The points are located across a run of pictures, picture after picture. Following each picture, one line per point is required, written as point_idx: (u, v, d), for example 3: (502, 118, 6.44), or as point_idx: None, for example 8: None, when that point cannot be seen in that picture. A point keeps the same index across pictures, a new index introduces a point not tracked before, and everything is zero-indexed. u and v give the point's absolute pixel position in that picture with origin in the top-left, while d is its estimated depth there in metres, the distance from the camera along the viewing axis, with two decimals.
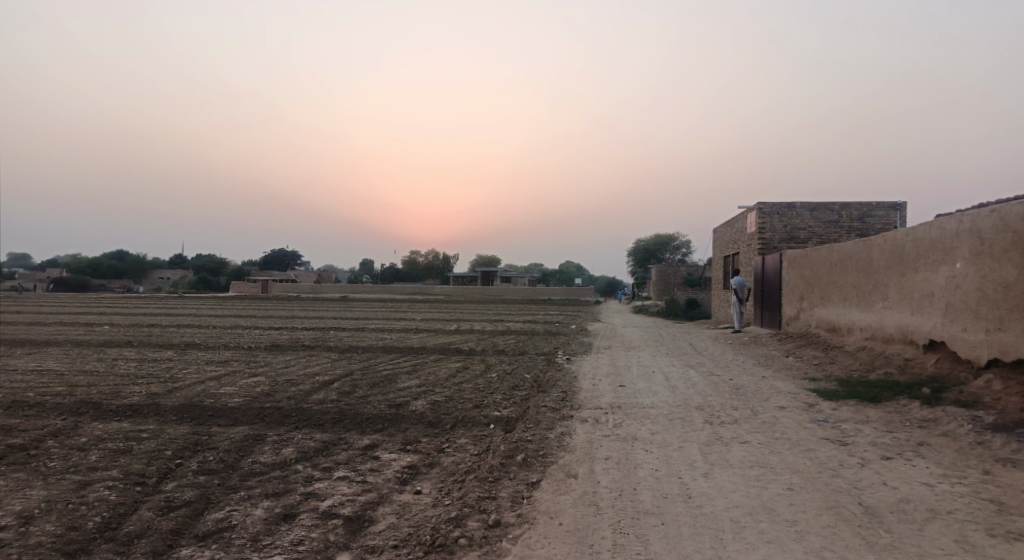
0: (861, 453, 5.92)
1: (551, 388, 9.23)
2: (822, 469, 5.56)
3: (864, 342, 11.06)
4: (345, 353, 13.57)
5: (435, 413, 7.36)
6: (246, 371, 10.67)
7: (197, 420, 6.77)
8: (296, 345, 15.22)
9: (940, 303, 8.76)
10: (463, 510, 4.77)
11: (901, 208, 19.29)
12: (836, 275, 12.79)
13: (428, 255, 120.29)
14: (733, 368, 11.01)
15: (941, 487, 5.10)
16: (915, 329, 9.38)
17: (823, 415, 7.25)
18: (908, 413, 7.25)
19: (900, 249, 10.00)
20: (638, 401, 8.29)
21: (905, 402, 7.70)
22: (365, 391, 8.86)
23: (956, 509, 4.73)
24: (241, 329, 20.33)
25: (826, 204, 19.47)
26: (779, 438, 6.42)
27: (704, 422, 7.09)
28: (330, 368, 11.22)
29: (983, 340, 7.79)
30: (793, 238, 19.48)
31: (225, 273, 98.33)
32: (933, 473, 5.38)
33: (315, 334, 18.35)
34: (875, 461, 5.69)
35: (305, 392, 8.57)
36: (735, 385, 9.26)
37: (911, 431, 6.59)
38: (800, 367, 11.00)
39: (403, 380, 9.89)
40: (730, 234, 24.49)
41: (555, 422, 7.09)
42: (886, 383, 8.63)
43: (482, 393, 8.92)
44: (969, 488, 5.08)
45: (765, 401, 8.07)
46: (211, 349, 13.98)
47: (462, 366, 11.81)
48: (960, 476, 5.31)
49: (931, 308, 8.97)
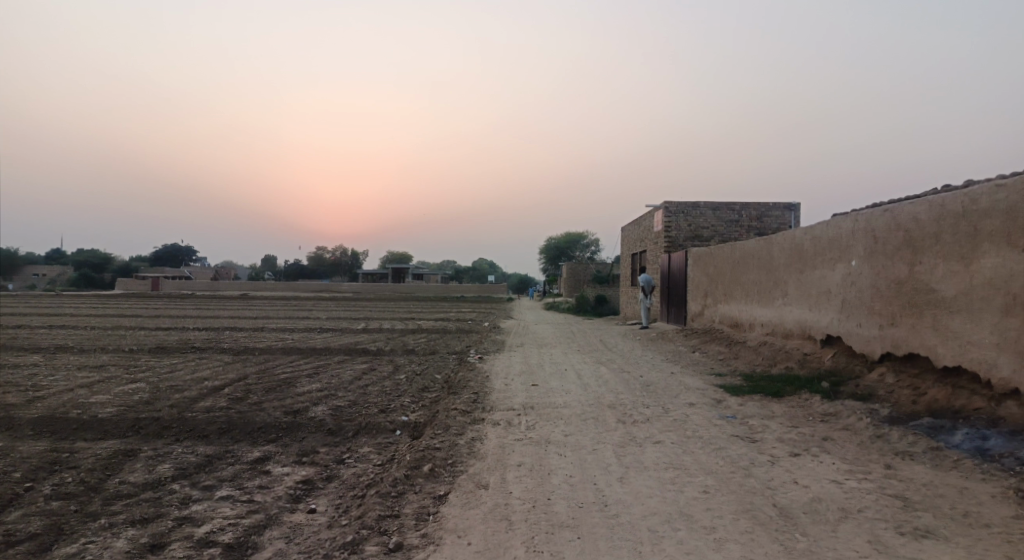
0: (771, 450, 5.97)
1: (461, 389, 8.92)
2: (735, 468, 5.55)
3: (765, 337, 11.42)
4: (241, 355, 12.71)
5: (337, 419, 6.88)
6: (125, 377, 9.71)
7: (60, 435, 5.99)
8: (187, 347, 14.14)
9: (837, 300, 9.10)
10: (361, 533, 4.37)
11: (795, 209, 20.27)
12: (738, 272, 13.16)
13: (334, 251, 116.99)
14: (642, 365, 11.07)
15: (849, 484, 5.19)
16: (813, 324, 9.72)
17: (732, 411, 7.32)
18: (810, 407, 7.44)
19: (799, 247, 10.35)
20: (550, 400, 8.12)
21: (807, 396, 7.93)
22: (260, 397, 8.22)
23: (866, 507, 4.80)
24: (124, 329, 18.76)
25: (728, 204, 20.18)
26: (691, 437, 6.39)
27: (617, 421, 6.99)
28: (223, 371, 10.42)
29: (876, 335, 8.14)
30: (696, 236, 20.05)
31: (111, 269, 91.77)
32: (840, 470, 5.47)
33: (208, 335, 17.16)
34: (785, 459, 5.74)
35: (191, 400, 7.85)
36: (645, 382, 9.28)
37: (815, 425, 6.75)
38: (706, 362, 11.22)
39: (304, 384, 9.28)
40: (637, 233, 25.00)
41: (466, 426, 6.78)
42: (788, 378, 8.88)
43: (388, 396, 8.48)
44: (876, 484, 5.19)
45: (675, 397, 8.09)
46: (87, 353, 12.74)
47: (368, 367, 11.29)
48: (866, 471, 5.43)
49: (828, 304, 9.31)
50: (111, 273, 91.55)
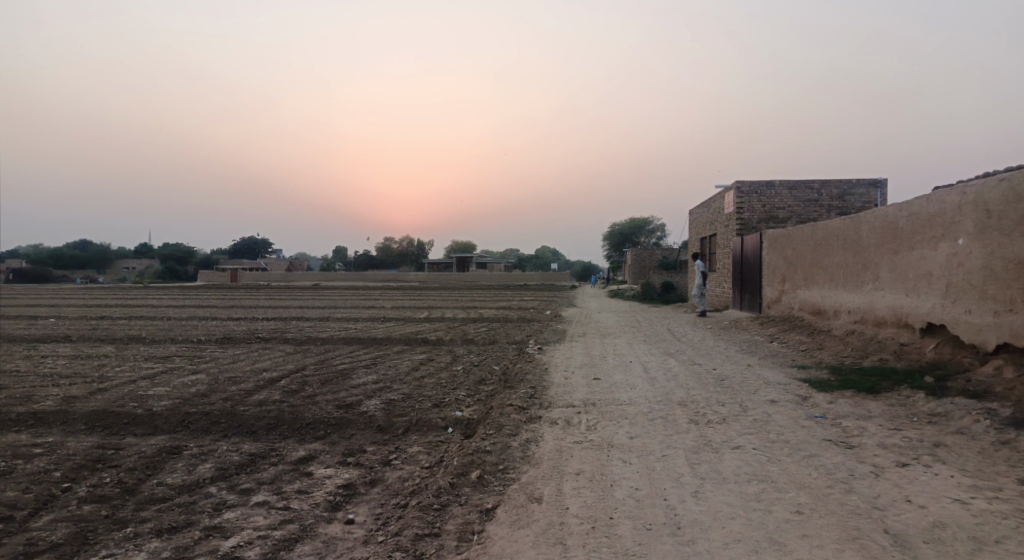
0: (873, 459, 5.26)
1: (519, 383, 8.45)
2: (831, 482, 4.89)
3: (853, 325, 10.48)
4: (302, 345, 12.66)
5: (388, 414, 6.56)
6: (186, 368, 9.72)
7: (109, 431, 5.89)
8: (252, 337, 14.26)
9: (939, 284, 8.17)
10: (394, 556, 4.00)
11: (881, 185, 18.83)
12: (820, 255, 12.18)
13: (402, 241, 118.70)
14: (715, 356, 10.34)
15: (976, 505, 4.47)
16: (911, 311, 8.79)
17: (820, 410, 6.59)
18: (914, 406, 6.62)
19: (893, 226, 9.39)
20: (614, 396, 7.56)
21: (908, 392, 7.10)
22: (314, 389, 8.01)
23: (1003, 537, 4.09)
24: (197, 320, 19.25)
25: (806, 183, 18.94)
26: (776, 441, 5.73)
27: (688, 422, 6.38)
28: (281, 362, 10.32)
29: (990, 323, 7.22)
30: (771, 218, 18.93)
31: (192, 262, 95.99)
32: (962, 485, 4.75)
33: (275, 325, 17.38)
34: (891, 470, 5.04)
35: (244, 393, 7.70)
36: (718, 376, 8.59)
37: (921, 428, 5.96)
38: (786, 353, 10.39)
39: (359, 376, 9.05)
40: (706, 216, 23.92)
41: (521, 425, 6.32)
42: (883, 372, 8.01)
43: (443, 389, 8.13)
44: (1010, 505, 4.46)
45: (754, 394, 7.39)
46: (157, 344, 12.98)
47: (427, 358, 11.00)
48: (994, 488, 4.69)
49: (929, 289, 8.38)
50: (193, 265, 95.70)
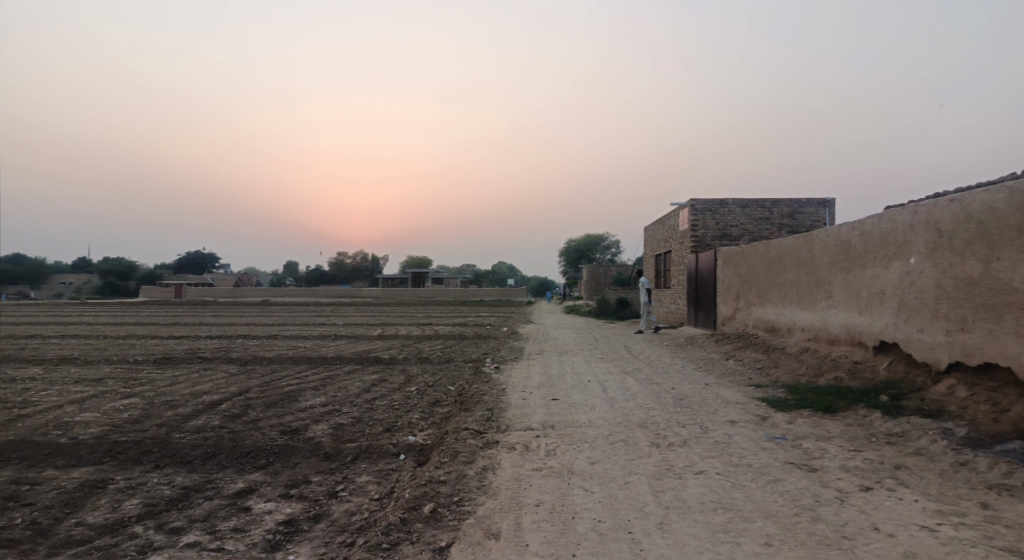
0: (837, 484, 5.21)
1: (475, 405, 8.20)
2: (798, 510, 4.80)
3: (807, 343, 10.59)
4: (248, 365, 12.14)
5: (337, 440, 6.24)
6: (121, 391, 9.14)
7: (29, 464, 5.43)
8: (194, 357, 13.61)
9: (891, 302, 8.31)
10: None
11: (829, 205, 19.33)
12: (774, 272, 12.32)
13: (356, 256, 117.11)
14: (672, 375, 10.28)
15: (944, 533, 4.45)
16: (864, 329, 8.90)
17: (780, 431, 6.54)
18: (872, 426, 6.64)
19: (846, 244, 9.53)
20: (573, 418, 7.39)
21: (864, 411, 7.13)
22: (258, 414, 7.59)
23: None
24: (135, 338, 18.35)
25: (757, 201, 19.31)
26: (739, 465, 5.63)
27: (649, 445, 6.24)
28: (224, 384, 9.83)
29: (942, 342, 7.35)
30: (724, 235, 19.18)
31: (135, 277, 92.60)
32: (928, 511, 4.73)
33: (219, 344, 16.68)
34: (856, 496, 5.00)
35: (182, 418, 7.24)
36: (677, 395, 8.51)
37: (881, 448, 5.96)
38: (743, 371, 10.41)
39: (307, 398, 8.66)
40: (661, 233, 24.16)
41: (477, 451, 6.08)
42: (838, 390, 8.06)
43: (396, 412, 7.82)
44: (978, 532, 4.45)
45: (713, 414, 7.31)
46: (90, 365, 12.25)
47: (379, 378, 10.64)
48: (960, 514, 4.69)
49: (882, 307, 8.50)
50: (136, 281, 92.32)
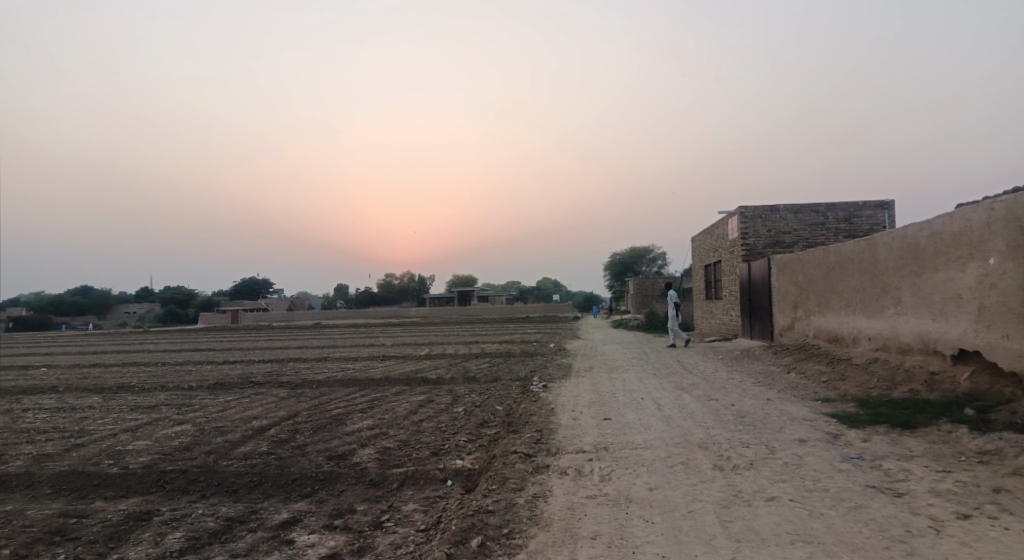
0: (928, 511, 4.76)
1: (524, 426, 7.92)
2: (887, 542, 4.38)
3: (875, 353, 9.98)
4: (297, 389, 12.13)
5: (383, 466, 6.06)
6: (172, 418, 9.20)
7: (78, 496, 5.41)
8: (246, 381, 13.72)
9: (970, 307, 7.76)
10: None
11: (888, 207, 18.50)
12: (834, 279, 11.74)
13: (403, 277, 118.52)
14: (731, 390, 9.80)
15: None
16: (940, 337, 8.32)
17: (856, 450, 6.08)
18: (958, 443, 6.12)
19: (914, 247, 8.97)
20: (628, 440, 7.05)
21: (949, 426, 6.60)
22: (305, 439, 7.49)
23: None
24: (191, 365, 18.69)
25: (811, 206, 18.62)
26: (814, 490, 5.20)
27: (712, 467, 5.86)
28: (272, 409, 9.79)
29: None
30: (777, 242, 18.52)
31: (193, 305, 95.64)
32: None
33: (270, 368, 16.82)
34: (952, 525, 4.55)
35: (230, 445, 7.19)
36: (738, 412, 8.07)
37: (973, 468, 5.47)
38: (807, 385, 9.87)
39: (354, 421, 8.53)
40: (709, 243, 23.54)
41: (527, 476, 5.81)
42: (916, 404, 7.50)
43: (443, 434, 7.60)
44: None
45: (779, 432, 6.87)
46: (145, 392, 12.44)
47: (426, 399, 10.46)
48: None
49: (960, 313, 7.93)
50: (194, 308, 95.27)
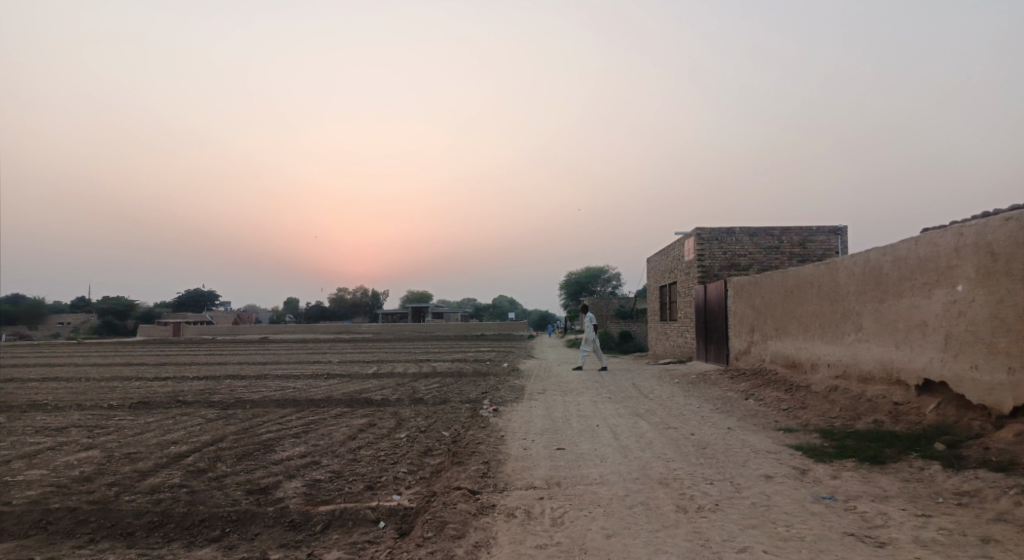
0: None
1: (470, 456, 7.34)
2: None
3: (835, 380, 9.77)
4: (228, 410, 11.25)
5: (308, 501, 5.45)
6: (80, 442, 8.27)
7: None
8: (174, 400, 12.75)
9: (937, 336, 7.61)
10: None
11: (842, 233, 18.68)
12: (792, 303, 11.58)
13: (356, 292, 116.59)
14: (689, 418, 9.41)
15: None
16: (905, 367, 8.13)
17: (827, 489, 5.74)
18: (934, 481, 5.83)
19: (877, 272, 8.82)
20: (583, 474, 6.54)
21: (921, 462, 6.33)
22: (226, 468, 6.75)
23: None
24: (117, 381, 17.41)
25: (766, 230, 18.67)
26: (788, 540, 4.79)
27: (675, 509, 5.41)
28: (196, 433, 8.95)
29: (1005, 381, 6.64)
30: (733, 265, 18.46)
31: (133, 316, 92.13)
32: None
33: (204, 385, 15.78)
34: None
35: (138, 476, 6.40)
36: (698, 443, 7.67)
37: (954, 512, 5.16)
38: (767, 413, 9.58)
39: (284, 448, 7.82)
40: (665, 264, 23.46)
41: (470, 519, 5.25)
42: (883, 437, 7.24)
43: (381, 464, 6.98)
44: None
45: (744, 466, 6.48)
46: (59, 412, 11.36)
47: (367, 423, 9.76)
48: None
49: (926, 341, 7.77)
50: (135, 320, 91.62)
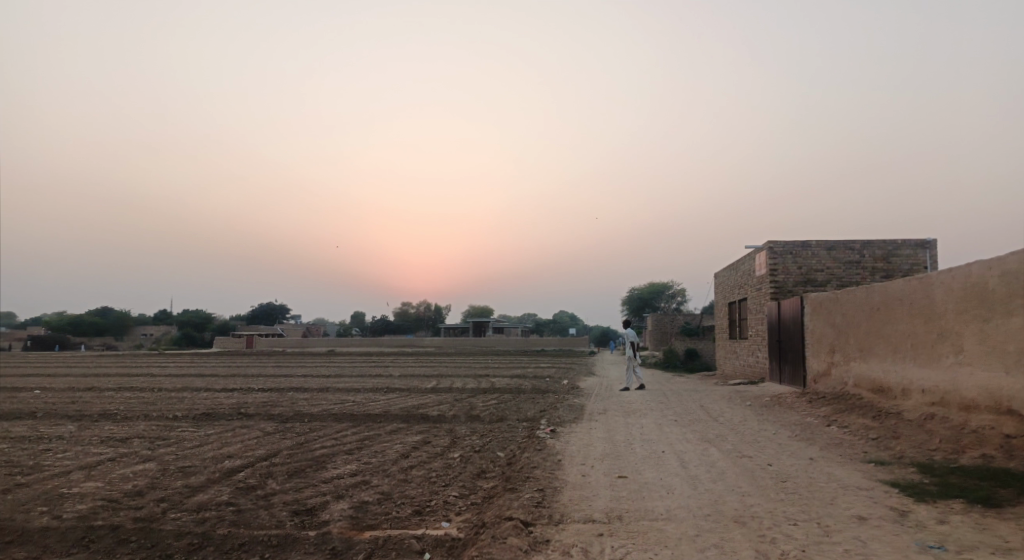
0: None
1: (524, 480, 7.00)
2: None
3: (931, 407, 8.98)
4: (286, 424, 11.24)
5: (355, 526, 5.47)
6: (140, 453, 8.33)
7: None
8: (235, 412, 12.81)
9: None
10: None
11: (930, 246, 17.43)
12: (878, 322, 10.76)
13: (421, 307, 118.07)
14: (764, 445, 8.79)
15: None
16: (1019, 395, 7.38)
17: (934, 538, 5.18)
18: None
19: (981, 288, 8.06)
20: (647, 506, 6.11)
21: None
22: (275, 486, 6.57)
23: None
24: (184, 392, 17.73)
25: (845, 243, 17.62)
26: None
27: (754, 555, 4.98)
28: (253, 446, 8.90)
29: None
30: (809, 280, 17.48)
31: (209, 328, 96.07)
32: None
33: (266, 397, 15.95)
34: None
35: (187, 491, 6.31)
36: (777, 474, 7.10)
37: None
38: (852, 442, 8.87)
39: (335, 465, 7.62)
40: (734, 279, 22.49)
41: (520, 556, 4.98)
42: (994, 475, 6.54)
43: (433, 486, 6.75)
44: None
45: (832, 505, 5.96)
46: (125, 422, 11.55)
47: (422, 440, 9.54)
48: None
49: None
50: (211, 332, 95.37)
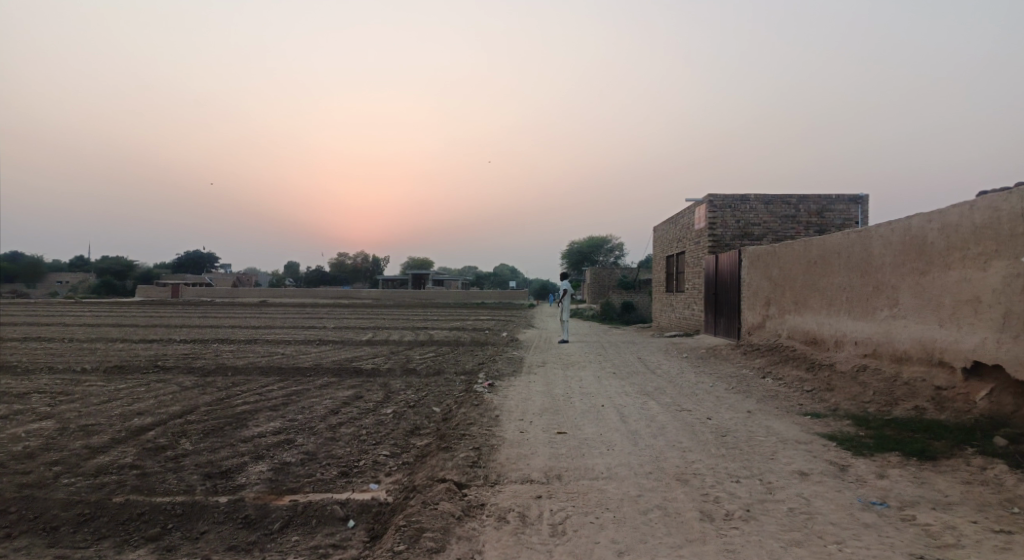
0: None
1: (458, 437, 6.73)
2: None
3: (863, 359, 9.17)
4: (208, 377, 10.60)
5: (273, 492, 5.23)
6: (38, 410, 7.64)
7: None
8: (152, 366, 11.99)
9: (992, 314, 7.02)
10: None
11: (862, 202, 17.85)
12: (814, 275, 10.87)
13: (357, 257, 115.80)
14: (703, 398, 8.79)
15: None
16: (951, 349, 7.57)
17: (877, 494, 5.23)
18: (998, 484, 5.34)
19: (920, 242, 8.15)
20: (588, 464, 5.93)
21: (977, 460, 5.83)
22: (188, 446, 6.13)
23: None
24: (98, 343, 16.63)
25: (782, 198, 17.84)
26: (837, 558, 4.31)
27: (699, 516, 4.87)
28: (168, 402, 8.31)
29: None
30: (746, 234, 17.67)
31: (131, 277, 91.68)
32: None
33: (188, 349, 15.11)
34: None
35: (86, 454, 5.81)
36: (718, 428, 7.07)
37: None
38: (788, 394, 8.99)
39: (258, 423, 7.13)
40: (673, 233, 22.61)
41: (452, 524, 4.74)
42: (928, 429, 6.71)
43: (362, 444, 6.41)
44: None
45: (773, 460, 5.94)
46: (27, 375, 10.64)
47: (353, 394, 9.13)
48: None
49: (978, 321, 7.20)
50: (133, 280, 90.96)
